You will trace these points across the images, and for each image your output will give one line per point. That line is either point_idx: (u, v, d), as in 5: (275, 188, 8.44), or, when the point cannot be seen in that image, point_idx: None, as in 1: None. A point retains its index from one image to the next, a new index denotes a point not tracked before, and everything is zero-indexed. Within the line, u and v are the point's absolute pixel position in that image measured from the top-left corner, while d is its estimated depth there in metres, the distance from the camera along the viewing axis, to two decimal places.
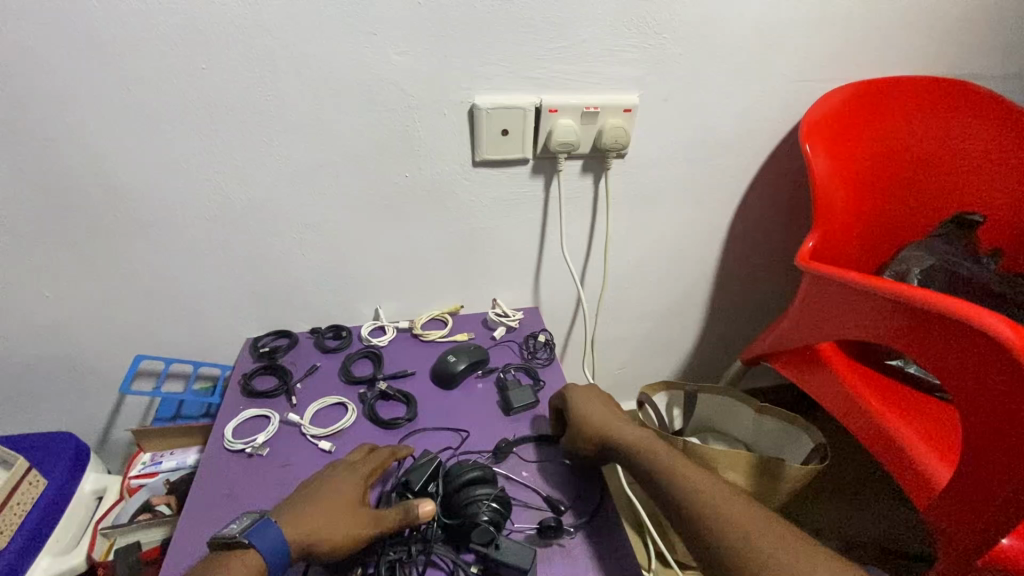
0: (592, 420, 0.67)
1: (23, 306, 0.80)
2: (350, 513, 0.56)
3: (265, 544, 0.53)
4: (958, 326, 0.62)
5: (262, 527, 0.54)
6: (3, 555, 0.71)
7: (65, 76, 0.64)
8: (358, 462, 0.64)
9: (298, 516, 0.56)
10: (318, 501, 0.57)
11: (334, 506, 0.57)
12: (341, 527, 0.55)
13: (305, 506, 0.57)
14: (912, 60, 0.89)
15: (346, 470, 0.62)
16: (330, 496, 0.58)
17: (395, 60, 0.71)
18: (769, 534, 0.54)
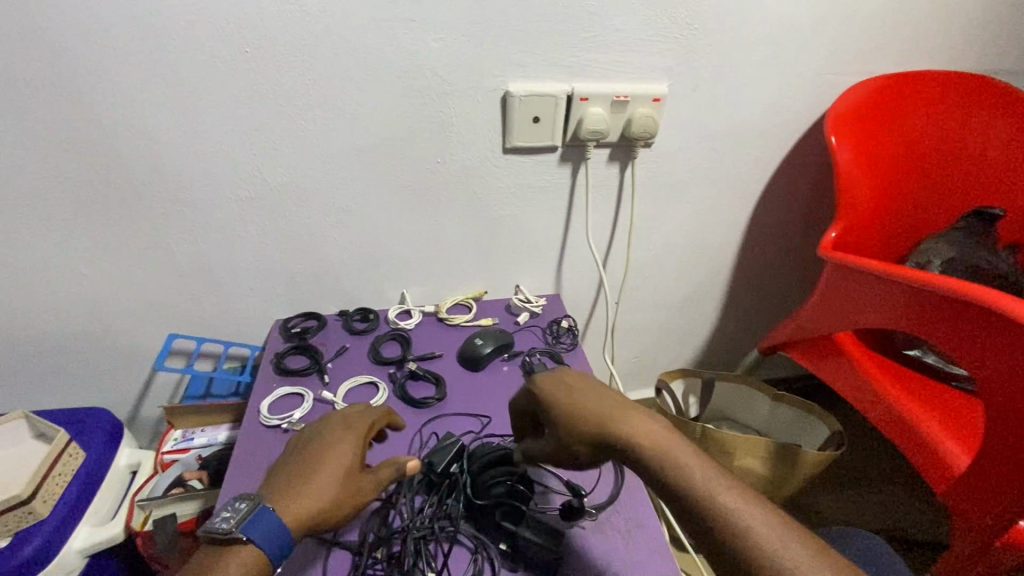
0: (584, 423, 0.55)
1: (63, 284, 0.82)
2: (344, 484, 0.55)
3: (262, 536, 0.49)
4: (980, 312, 0.64)
5: (263, 517, 0.50)
6: (46, 523, 0.73)
7: (114, 57, 0.66)
8: (337, 429, 0.61)
9: (294, 501, 0.53)
10: (309, 483, 0.54)
11: (327, 484, 0.54)
12: (340, 501, 0.54)
13: (295, 489, 0.54)
14: (937, 54, 0.90)
15: (325, 442, 0.59)
16: (320, 475, 0.55)
17: (432, 47, 0.72)
18: (809, 554, 0.46)
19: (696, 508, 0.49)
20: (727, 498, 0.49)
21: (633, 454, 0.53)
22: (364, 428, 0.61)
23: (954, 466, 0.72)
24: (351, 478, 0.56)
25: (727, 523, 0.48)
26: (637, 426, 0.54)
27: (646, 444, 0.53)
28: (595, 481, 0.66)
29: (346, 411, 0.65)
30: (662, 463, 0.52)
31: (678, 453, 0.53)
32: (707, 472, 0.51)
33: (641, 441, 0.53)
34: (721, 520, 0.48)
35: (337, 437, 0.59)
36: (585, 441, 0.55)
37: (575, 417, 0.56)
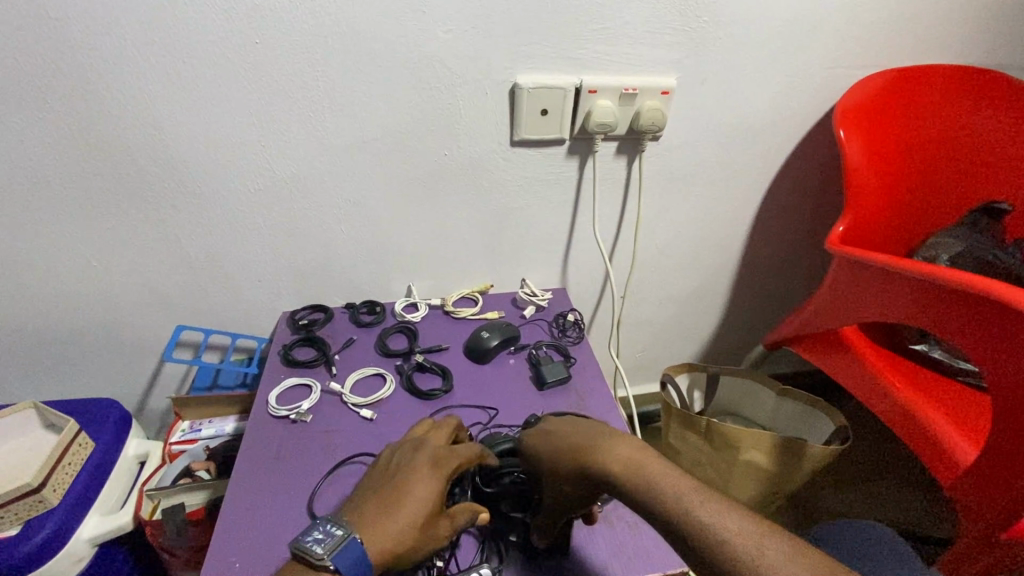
0: (564, 469, 0.55)
1: (72, 274, 0.82)
2: (426, 527, 0.51)
3: (351, 570, 0.47)
4: (988, 305, 0.64)
5: (352, 555, 0.47)
6: (56, 512, 0.74)
7: (123, 46, 0.66)
8: (432, 459, 0.55)
9: (375, 538, 0.49)
10: (396, 521, 0.50)
11: (412, 526, 0.50)
12: (420, 545, 0.50)
13: (379, 523, 0.50)
14: (947, 48, 0.89)
15: (418, 476, 0.54)
16: (407, 513, 0.51)
17: (442, 38, 0.72)
18: (808, 569, 0.43)
19: (681, 534, 0.47)
20: (710, 518, 0.47)
21: (614, 486, 0.52)
22: (460, 464, 0.56)
23: (960, 460, 0.73)
24: (435, 520, 0.52)
25: (712, 546, 0.45)
26: (611, 457, 0.53)
27: (623, 473, 0.52)
28: None
29: (440, 440, 0.59)
30: (641, 491, 0.50)
31: (655, 479, 0.51)
32: (688, 493, 0.49)
33: (616, 470, 0.52)
34: (707, 542, 0.46)
35: (430, 471, 0.54)
36: (569, 486, 0.55)
37: (557, 462, 0.56)
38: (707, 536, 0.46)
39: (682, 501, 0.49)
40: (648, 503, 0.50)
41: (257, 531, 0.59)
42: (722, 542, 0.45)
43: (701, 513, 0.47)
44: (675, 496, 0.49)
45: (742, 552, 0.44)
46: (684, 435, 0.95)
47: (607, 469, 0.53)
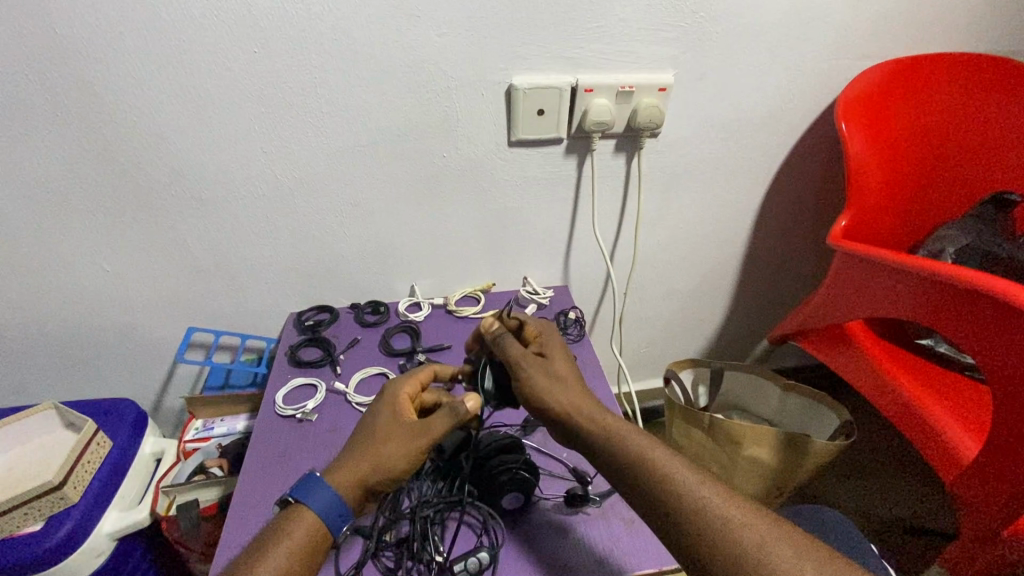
0: (561, 381, 0.59)
1: (85, 279, 0.85)
2: (390, 435, 0.56)
3: (320, 505, 0.51)
4: (985, 299, 0.63)
5: (307, 486, 0.52)
6: (77, 508, 0.77)
7: (125, 58, 0.68)
8: (383, 392, 0.61)
9: (341, 464, 0.54)
10: (359, 445, 0.56)
11: (375, 441, 0.55)
12: (392, 451, 0.54)
13: (345, 455, 0.56)
14: (956, 35, 0.88)
15: (372, 408, 0.60)
16: (372, 443, 0.55)
17: (436, 41, 0.73)
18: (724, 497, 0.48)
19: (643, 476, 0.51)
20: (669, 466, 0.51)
21: (591, 435, 0.55)
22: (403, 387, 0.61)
23: (961, 456, 0.72)
24: (397, 428, 0.56)
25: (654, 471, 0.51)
26: (593, 413, 0.56)
27: (600, 434, 0.54)
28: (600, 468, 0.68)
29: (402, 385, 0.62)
30: (620, 450, 0.53)
31: (637, 441, 0.53)
32: (670, 460, 0.51)
33: (595, 426, 0.55)
34: (680, 508, 0.48)
35: (379, 401, 0.60)
36: (551, 395, 0.58)
37: (553, 377, 0.59)
38: (676, 486, 0.49)
39: (663, 463, 0.51)
40: (624, 464, 0.52)
41: (263, 525, 0.61)
42: (699, 506, 0.48)
43: (680, 480, 0.49)
44: (655, 458, 0.51)
45: (717, 521, 0.47)
46: (687, 431, 0.95)
47: (592, 418, 0.56)
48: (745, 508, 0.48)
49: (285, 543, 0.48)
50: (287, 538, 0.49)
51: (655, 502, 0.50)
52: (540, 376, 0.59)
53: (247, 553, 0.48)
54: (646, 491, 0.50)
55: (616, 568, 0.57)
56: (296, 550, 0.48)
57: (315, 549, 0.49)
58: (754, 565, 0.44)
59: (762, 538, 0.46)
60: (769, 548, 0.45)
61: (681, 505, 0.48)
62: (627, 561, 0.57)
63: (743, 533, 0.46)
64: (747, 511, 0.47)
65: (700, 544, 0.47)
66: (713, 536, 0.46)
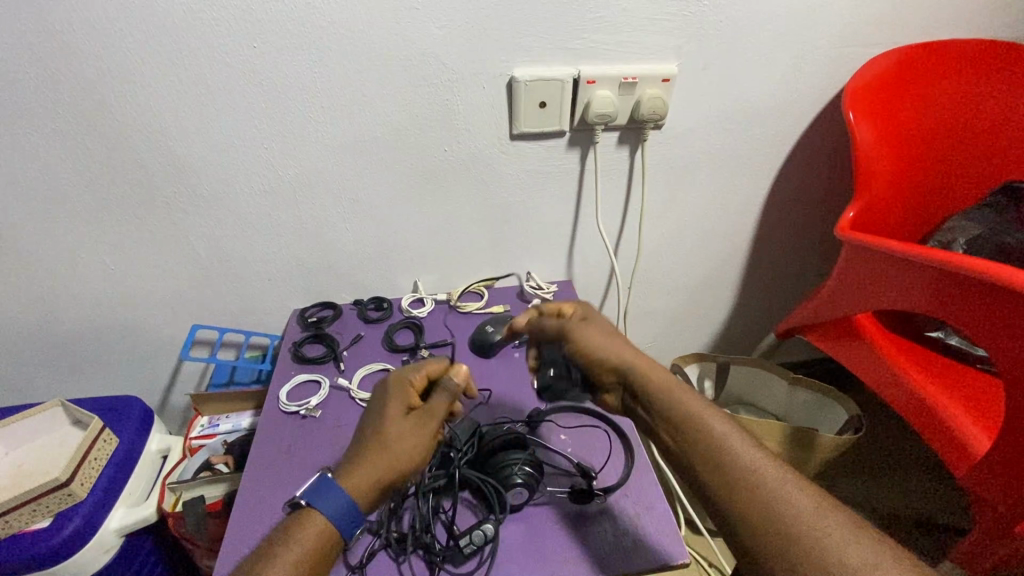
0: (617, 340, 0.59)
1: (90, 277, 0.86)
2: (395, 434, 0.56)
3: (330, 507, 0.50)
4: (999, 290, 0.62)
5: (319, 490, 0.51)
6: (84, 506, 0.78)
7: (123, 54, 0.67)
8: (385, 387, 0.62)
9: (357, 467, 0.54)
10: (372, 447, 0.55)
11: (389, 440, 0.55)
12: (406, 450, 0.55)
13: (355, 456, 0.55)
14: (967, 20, 0.86)
15: (374, 408, 0.60)
16: (381, 440, 0.56)
17: (436, 34, 0.72)
18: (776, 466, 0.48)
19: (699, 442, 0.50)
20: (727, 435, 0.50)
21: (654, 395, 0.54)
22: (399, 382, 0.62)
23: (973, 452, 0.71)
24: (406, 423, 0.57)
25: (711, 439, 0.50)
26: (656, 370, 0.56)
27: (662, 390, 0.54)
28: (606, 463, 0.67)
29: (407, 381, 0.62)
30: (683, 409, 0.53)
31: (698, 403, 0.53)
32: (728, 426, 0.51)
33: (658, 386, 0.55)
34: (740, 471, 0.48)
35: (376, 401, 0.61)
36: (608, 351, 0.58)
37: (605, 335, 0.60)
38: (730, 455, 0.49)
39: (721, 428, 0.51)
40: (688, 426, 0.51)
41: (269, 523, 0.61)
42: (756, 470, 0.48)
43: (735, 442, 0.50)
44: (711, 423, 0.51)
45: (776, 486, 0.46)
46: None
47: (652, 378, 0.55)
48: (795, 475, 0.48)
49: (295, 547, 0.49)
50: (297, 542, 0.49)
51: (714, 463, 0.49)
52: (594, 335, 0.60)
53: (256, 557, 0.48)
54: (707, 453, 0.50)
55: (624, 564, 0.56)
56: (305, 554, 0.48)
57: (326, 553, 0.50)
58: (807, 529, 0.44)
59: (818, 504, 0.45)
60: (824, 522, 0.44)
61: (740, 470, 0.48)
62: (634, 556, 0.57)
63: (800, 496, 0.46)
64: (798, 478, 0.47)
65: (761, 509, 0.46)
66: (776, 500, 0.46)
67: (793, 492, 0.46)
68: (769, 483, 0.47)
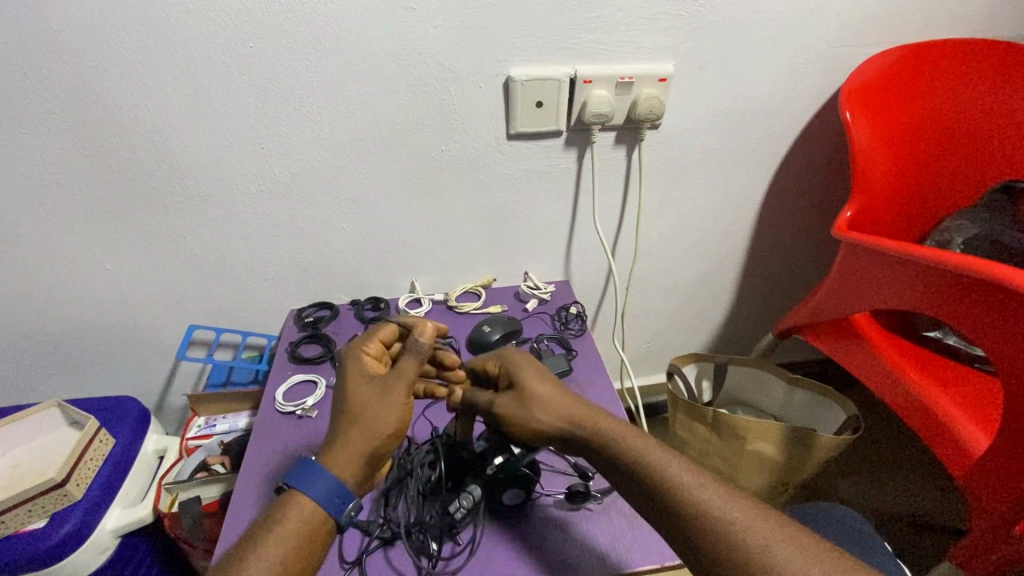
0: (540, 402, 0.57)
1: (86, 277, 0.86)
2: (360, 404, 0.55)
3: (315, 490, 0.50)
4: (995, 289, 0.62)
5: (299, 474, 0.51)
6: (80, 506, 0.78)
7: (119, 54, 0.67)
8: (342, 362, 0.60)
9: (331, 446, 0.54)
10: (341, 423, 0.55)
11: (354, 413, 0.55)
12: (378, 416, 0.54)
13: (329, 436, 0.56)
14: (964, 20, 0.86)
15: (335, 385, 0.59)
16: (351, 414, 0.55)
17: (432, 33, 0.72)
18: (723, 497, 0.48)
19: (643, 484, 0.51)
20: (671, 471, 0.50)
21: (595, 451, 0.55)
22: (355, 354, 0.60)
23: (971, 453, 0.71)
24: (371, 392, 0.56)
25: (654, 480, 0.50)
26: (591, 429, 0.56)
27: (602, 436, 0.55)
28: None
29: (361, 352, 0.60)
30: (623, 463, 0.53)
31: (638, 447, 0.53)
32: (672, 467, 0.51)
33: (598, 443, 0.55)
34: (686, 509, 0.48)
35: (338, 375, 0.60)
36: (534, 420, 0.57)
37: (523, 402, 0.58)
38: (675, 495, 0.49)
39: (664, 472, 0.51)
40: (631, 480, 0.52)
41: None
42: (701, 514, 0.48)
43: (678, 480, 0.50)
44: (655, 461, 0.51)
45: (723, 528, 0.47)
46: (691, 426, 0.94)
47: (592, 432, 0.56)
48: (748, 506, 0.48)
49: (280, 529, 0.48)
50: (282, 525, 0.49)
51: (664, 517, 0.50)
52: (515, 410, 0.58)
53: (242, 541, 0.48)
54: (653, 495, 0.50)
55: (618, 566, 0.56)
56: (290, 533, 0.48)
57: (312, 530, 0.49)
58: (757, 562, 0.45)
59: (768, 533, 0.46)
60: (775, 551, 0.45)
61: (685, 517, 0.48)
62: (629, 559, 0.56)
63: (754, 533, 0.46)
64: (745, 508, 0.48)
65: (710, 548, 0.46)
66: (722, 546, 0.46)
67: (741, 523, 0.47)
68: (717, 518, 0.47)
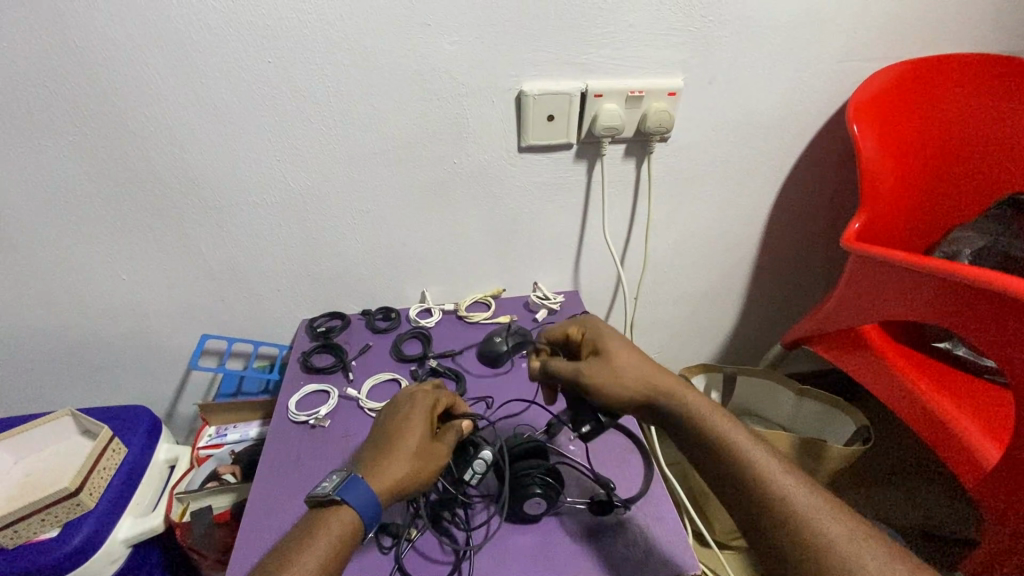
0: (632, 375, 0.58)
1: (100, 286, 0.86)
2: (428, 450, 0.58)
3: (363, 505, 0.52)
4: (998, 297, 0.63)
5: (355, 488, 0.53)
6: (92, 515, 0.78)
7: (139, 67, 0.69)
8: (415, 397, 0.63)
9: (387, 468, 0.55)
10: (408, 455, 0.57)
11: (415, 455, 0.57)
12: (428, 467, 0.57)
13: (384, 454, 0.57)
14: (968, 35, 0.87)
15: (404, 416, 0.61)
16: (410, 452, 0.57)
17: (447, 50, 0.73)
18: (807, 490, 0.48)
19: (727, 462, 0.52)
20: (759, 457, 0.51)
21: (682, 417, 0.56)
22: (435, 397, 0.63)
23: (983, 462, 0.71)
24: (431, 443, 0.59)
25: (739, 459, 0.51)
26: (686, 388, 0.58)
27: (693, 414, 0.55)
28: (620, 475, 0.67)
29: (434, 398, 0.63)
30: (712, 432, 0.54)
31: (725, 417, 0.55)
32: (755, 446, 0.52)
33: (691, 409, 0.56)
34: (768, 496, 0.48)
35: (412, 407, 0.62)
36: (636, 367, 0.59)
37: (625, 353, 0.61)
38: (761, 480, 0.49)
39: (747, 445, 0.52)
40: (713, 451, 0.53)
41: (275, 533, 0.61)
42: (780, 490, 0.48)
43: (765, 465, 0.50)
44: (743, 446, 0.52)
45: (801, 507, 0.47)
46: None
47: (680, 401, 0.57)
48: (831, 505, 0.48)
49: (329, 538, 0.50)
50: (330, 538, 0.51)
51: (741, 494, 0.50)
52: (604, 376, 0.59)
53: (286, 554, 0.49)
54: (738, 475, 0.51)
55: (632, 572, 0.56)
56: (336, 544, 0.50)
57: (353, 542, 0.52)
58: (837, 558, 0.44)
59: (850, 534, 0.46)
60: (855, 551, 0.45)
61: (764, 490, 0.49)
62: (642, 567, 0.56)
63: (836, 529, 0.46)
64: (823, 500, 0.48)
65: (791, 537, 0.46)
66: (797, 523, 0.47)
67: (823, 518, 0.47)
68: (799, 509, 0.47)
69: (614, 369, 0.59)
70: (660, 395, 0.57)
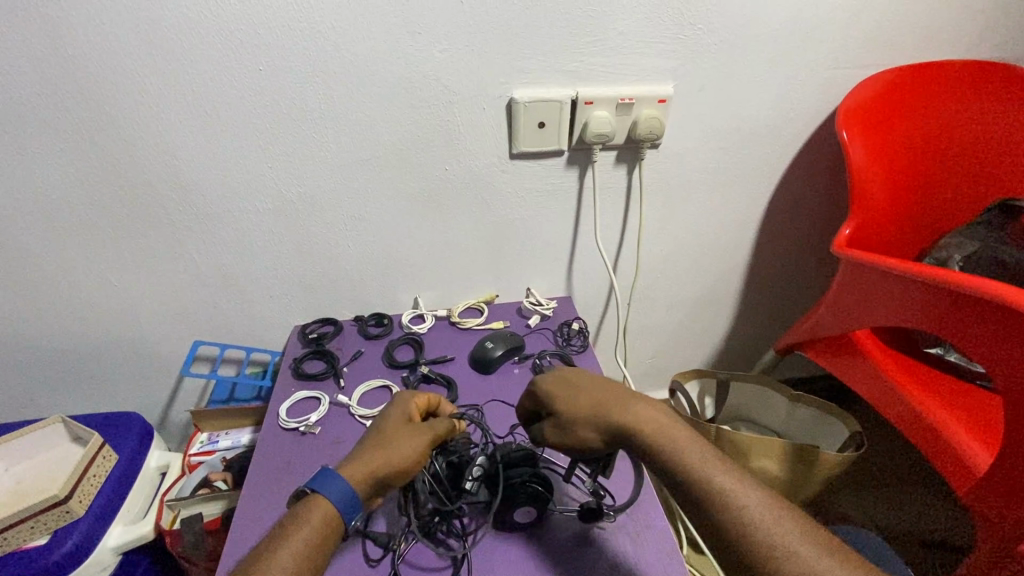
0: (584, 429, 0.56)
1: (91, 292, 0.86)
2: (400, 437, 0.59)
3: (336, 493, 0.53)
4: (988, 305, 0.63)
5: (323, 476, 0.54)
6: (81, 522, 0.77)
7: (130, 75, 0.69)
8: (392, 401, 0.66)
9: (357, 458, 0.57)
10: (373, 443, 0.59)
11: (385, 443, 0.58)
12: (401, 453, 0.57)
13: (359, 449, 0.59)
14: (958, 41, 0.88)
15: (379, 418, 0.63)
16: (381, 442, 0.58)
17: (438, 57, 0.74)
18: (767, 524, 0.47)
19: (689, 498, 0.51)
20: (719, 494, 0.49)
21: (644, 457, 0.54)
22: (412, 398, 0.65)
23: (973, 469, 0.71)
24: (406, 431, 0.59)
25: (699, 496, 0.50)
26: (640, 413, 0.55)
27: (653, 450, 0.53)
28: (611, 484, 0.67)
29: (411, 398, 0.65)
30: (671, 469, 0.51)
31: (683, 438, 0.53)
32: (715, 480, 0.50)
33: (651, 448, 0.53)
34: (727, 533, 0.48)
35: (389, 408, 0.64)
36: (586, 402, 0.57)
37: (573, 391, 0.59)
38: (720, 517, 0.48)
39: (708, 475, 0.50)
40: (676, 488, 0.52)
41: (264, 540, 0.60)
42: (739, 524, 0.47)
43: (724, 502, 0.49)
44: (702, 482, 0.50)
45: (758, 542, 0.46)
46: None
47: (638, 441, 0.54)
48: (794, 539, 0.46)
49: (305, 529, 0.50)
50: (305, 525, 0.51)
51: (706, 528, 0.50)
52: (557, 436, 0.58)
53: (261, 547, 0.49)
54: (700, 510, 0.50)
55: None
56: (311, 532, 0.50)
57: (331, 532, 0.51)
58: None
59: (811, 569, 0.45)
60: None
61: (723, 525, 0.48)
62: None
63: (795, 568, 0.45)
64: (786, 533, 0.47)
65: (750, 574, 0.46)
66: (755, 558, 0.46)
67: (782, 554, 0.46)
68: (757, 546, 0.46)
69: (565, 426, 0.57)
70: (615, 431, 0.55)
